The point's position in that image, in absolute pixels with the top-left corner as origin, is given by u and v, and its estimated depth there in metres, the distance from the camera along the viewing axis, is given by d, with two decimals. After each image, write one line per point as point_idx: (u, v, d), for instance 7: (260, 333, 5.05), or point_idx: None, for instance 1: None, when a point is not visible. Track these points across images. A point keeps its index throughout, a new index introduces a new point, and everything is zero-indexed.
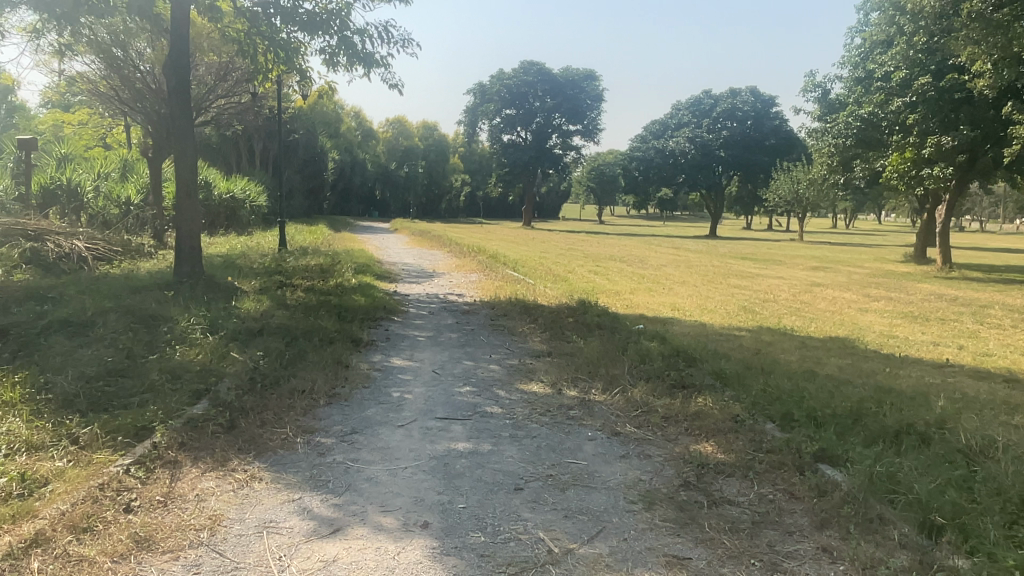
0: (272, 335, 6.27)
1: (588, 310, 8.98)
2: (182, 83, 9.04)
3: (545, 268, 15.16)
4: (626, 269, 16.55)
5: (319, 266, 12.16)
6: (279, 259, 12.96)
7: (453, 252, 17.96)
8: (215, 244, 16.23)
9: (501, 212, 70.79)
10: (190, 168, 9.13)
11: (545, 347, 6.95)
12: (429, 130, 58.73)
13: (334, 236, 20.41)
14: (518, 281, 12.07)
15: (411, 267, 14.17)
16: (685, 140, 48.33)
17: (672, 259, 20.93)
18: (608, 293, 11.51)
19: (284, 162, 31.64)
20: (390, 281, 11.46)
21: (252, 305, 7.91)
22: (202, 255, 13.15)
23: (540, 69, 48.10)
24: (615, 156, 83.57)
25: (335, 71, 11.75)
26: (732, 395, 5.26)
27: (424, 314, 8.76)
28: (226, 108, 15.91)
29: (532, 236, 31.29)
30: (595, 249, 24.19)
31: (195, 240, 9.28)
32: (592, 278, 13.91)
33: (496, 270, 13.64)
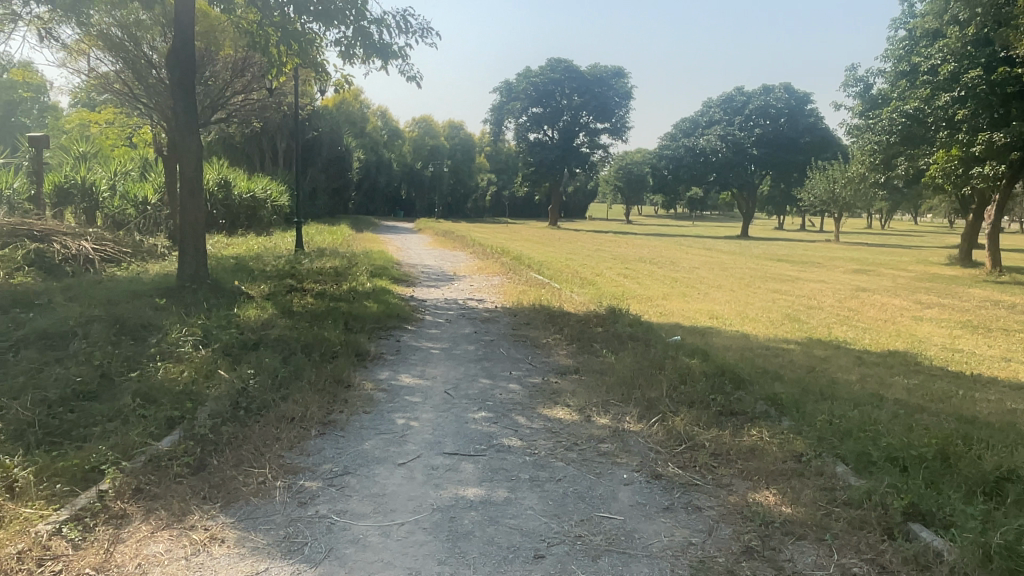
0: (269, 349, 5.64)
1: (619, 319, 8.26)
2: (185, 76, 8.48)
3: (572, 271, 14.45)
4: (658, 273, 15.75)
5: (334, 269, 11.57)
6: (294, 261, 12.40)
7: (477, 253, 17.31)
8: (232, 245, 15.76)
9: (527, 212, 70.09)
10: (194, 165, 8.58)
11: (572, 363, 6.24)
12: (456, 130, 58.30)
13: (355, 236, 19.89)
14: (544, 286, 11.37)
15: (432, 269, 13.53)
16: (716, 138, 47.21)
17: (705, 261, 20.06)
18: (639, 299, 10.77)
19: (307, 161, 31.26)
20: (408, 285, 10.82)
21: (254, 313, 7.30)
22: (215, 257, 12.66)
23: (567, 67, 47.25)
24: (643, 155, 82.38)
25: (351, 64, 11.12)
26: (792, 426, 4.53)
27: (441, 322, 8.10)
28: (243, 105, 15.40)
29: (559, 237, 30.56)
30: (624, 251, 23.38)
31: (200, 242, 8.72)
32: (622, 282, 13.16)
33: (520, 273, 12.95)
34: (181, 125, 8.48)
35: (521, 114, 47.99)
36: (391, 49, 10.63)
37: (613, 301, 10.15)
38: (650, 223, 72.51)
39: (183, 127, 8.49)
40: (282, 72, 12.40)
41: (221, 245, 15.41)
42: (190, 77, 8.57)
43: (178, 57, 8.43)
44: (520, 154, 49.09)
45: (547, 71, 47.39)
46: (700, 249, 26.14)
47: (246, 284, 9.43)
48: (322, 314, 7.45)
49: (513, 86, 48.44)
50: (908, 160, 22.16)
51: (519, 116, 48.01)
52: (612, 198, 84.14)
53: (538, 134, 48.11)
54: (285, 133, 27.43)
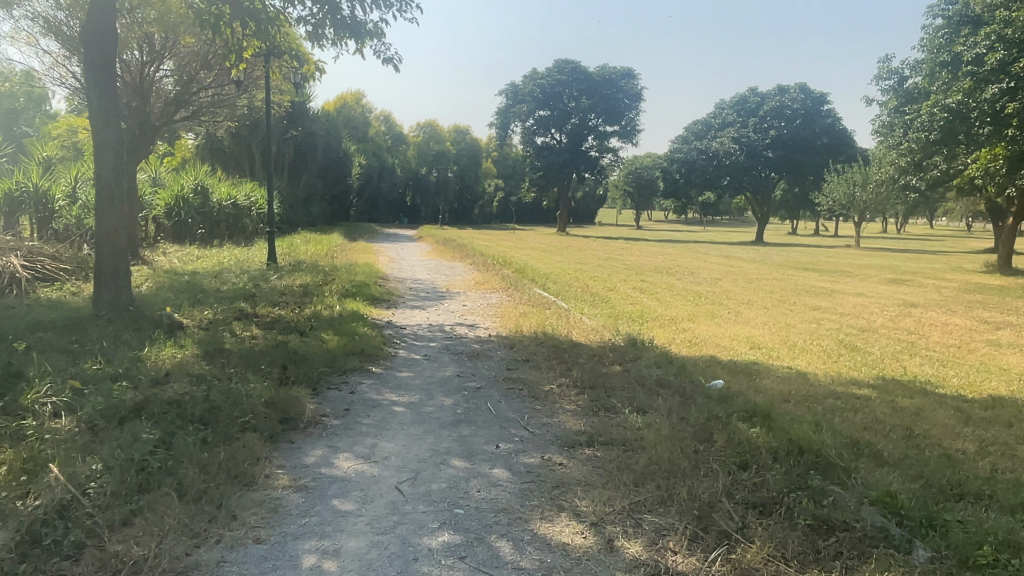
0: (153, 421, 3.97)
1: (644, 353, 6.54)
2: (103, 53, 6.84)
3: (581, 285, 12.77)
4: (679, 286, 14.01)
5: (304, 287, 9.89)
6: (260, 278, 10.73)
7: (476, 264, 15.64)
8: (201, 259, 14.13)
9: (535, 218, 68.38)
10: (111, 164, 6.92)
11: (584, 430, 4.51)
12: (462, 135, 56.91)
13: (344, 246, 18.27)
14: (548, 305, 9.67)
15: (421, 285, 11.84)
16: (730, 140, 45.41)
17: (728, 271, 18.30)
18: (661, 323, 9.03)
19: (300, 166, 29.66)
20: (387, 307, 9.13)
21: (168, 355, 5.61)
22: (173, 275, 11.05)
23: (575, 67, 45.59)
24: (653, 159, 80.58)
25: (321, 47, 9.48)
26: (939, 567, 2.80)
27: (415, 361, 6.36)
28: (213, 101, 13.78)
29: (568, 244, 28.87)
30: (637, 260, 21.66)
31: (122, 261, 7.05)
32: (640, 300, 11.42)
33: (522, 289, 11.23)
34: (95, 113, 6.81)
35: (527, 117, 46.40)
36: (366, 27, 8.98)
37: (632, 326, 8.43)
38: (661, 228, 70.74)
39: (99, 118, 6.83)
40: (244, 58, 10.77)
41: (189, 260, 13.80)
42: (112, 55, 6.95)
43: (93, 30, 6.81)
44: (527, 159, 47.51)
45: (554, 72, 45.83)
46: (718, 257, 24.35)
47: (186, 310, 7.77)
48: (260, 353, 5.76)
49: (519, 88, 46.86)
50: (947, 160, 20.30)
51: (525, 120, 46.41)
52: (621, 203, 82.35)
53: (545, 137, 46.52)
54: (275, 135, 25.88)
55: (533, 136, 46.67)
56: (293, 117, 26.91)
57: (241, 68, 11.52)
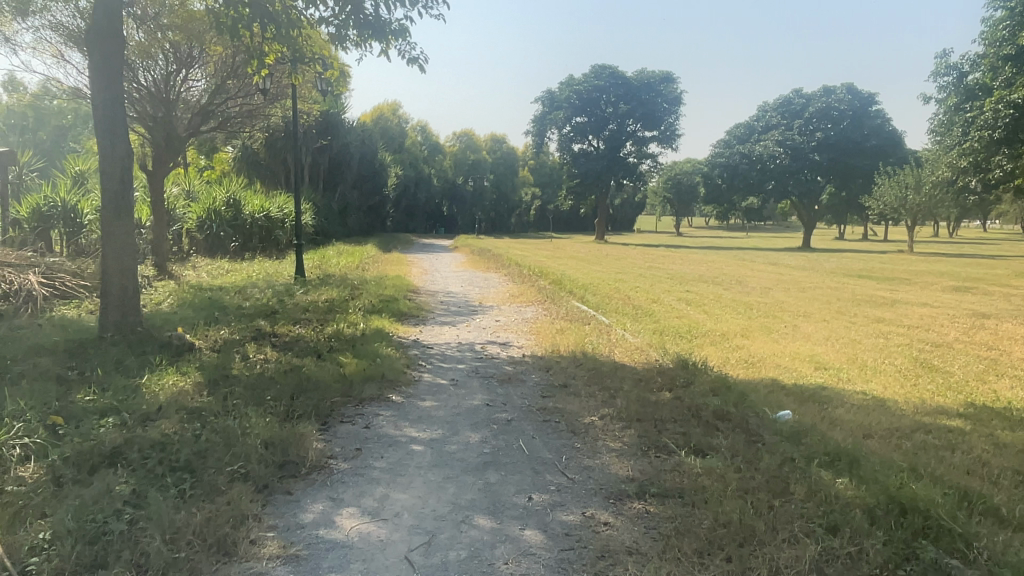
0: (130, 472, 3.40)
1: (697, 377, 5.81)
2: (109, 56, 6.39)
3: (623, 297, 12.03)
4: (726, 297, 13.17)
5: (329, 303, 9.36)
6: (284, 292, 10.26)
7: (512, 275, 15.04)
8: (231, 272, 13.79)
9: (573, 226, 67.59)
10: (118, 175, 6.45)
11: (635, 477, 3.82)
12: (499, 143, 56.61)
13: (377, 258, 17.83)
14: (588, 320, 8.98)
15: (454, 299, 11.25)
16: (774, 144, 44.13)
17: (778, 280, 17.36)
18: (712, 340, 8.26)
19: (336, 177, 29.48)
20: (415, 323, 8.55)
21: (168, 384, 5.08)
22: (198, 291, 10.68)
23: (612, 72, 44.86)
24: (693, 164, 79.16)
25: (345, 50, 8.98)
26: None
27: (441, 386, 5.73)
28: (241, 111, 13.44)
29: (608, 253, 28.11)
30: (679, 268, 20.81)
31: (129, 278, 6.56)
32: (686, 313, 10.64)
33: (560, 302, 10.56)
34: (100, 120, 6.34)
35: (564, 124, 45.79)
36: (390, 26, 8.43)
37: (681, 345, 7.68)
38: (703, 235, 69.28)
39: (105, 126, 6.37)
40: (268, 64, 10.35)
41: (217, 274, 13.48)
42: (120, 59, 6.50)
43: (99, 32, 6.37)
44: (564, 166, 46.87)
45: (591, 77, 45.19)
46: (766, 264, 23.33)
47: (200, 330, 7.28)
48: (268, 381, 5.19)
49: (556, 95, 46.32)
50: (1012, 159, 19.03)
51: (562, 126, 45.83)
52: (661, 210, 81.09)
53: (582, 144, 45.87)
54: (310, 146, 25.68)
55: (570, 143, 46.05)
56: (327, 127, 26.70)
57: (264, 74, 11.12)
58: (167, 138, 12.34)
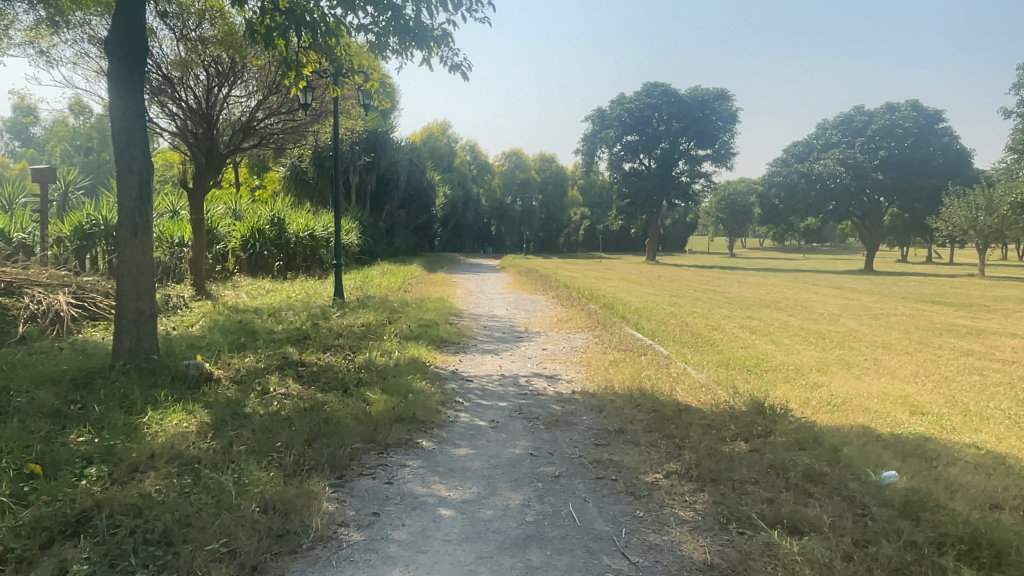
0: (90, 548, 2.78)
1: (777, 426, 4.96)
2: (128, 63, 5.93)
3: (680, 325, 11.18)
4: (792, 325, 12.18)
5: (364, 327, 8.77)
6: (320, 315, 9.73)
7: (561, 298, 14.30)
8: (271, 292, 13.39)
9: (622, 246, 66.48)
10: (136, 191, 5.97)
11: (714, 566, 3.03)
12: (548, 163, 56.13)
13: (420, 279, 17.31)
14: (644, 350, 8.18)
15: (498, 324, 10.55)
16: (834, 162, 42.55)
17: (846, 306, 16.19)
18: (784, 377, 7.37)
19: (383, 196, 29.25)
20: (454, 352, 7.87)
21: (171, 424, 4.49)
22: (232, 313, 10.25)
23: (665, 90, 44.07)
24: (747, 184, 77.34)
25: (385, 60, 8.47)
26: None
27: (478, 429, 5.00)
28: (283, 128, 13.09)
29: (661, 274, 27.11)
30: (738, 291, 19.74)
31: (146, 302, 6.05)
32: (751, 343, 9.73)
33: (612, 329, 9.76)
34: (118, 132, 5.89)
35: (615, 142, 45.07)
36: (432, 32, 7.89)
37: (750, 382, 6.81)
38: (757, 256, 67.31)
39: (123, 138, 5.91)
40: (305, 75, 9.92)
41: (256, 294, 13.09)
42: (142, 68, 6.07)
43: (119, 38, 5.92)
44: (614, 186, 46.12)
45: (642, 95, 44.48)
46: (830, 289, 22.05)
47: (223, 357, 6.73)
48: (281, 422, 4.53)
49: (606, 113, 45.70)
50: None
51: (613, 145, 45.13)
52: (714, 230, 79.32)
53: (633, 163, 45.06)
54: (358, 165, 25.50)
55: (621, 162, 45.29)
56: (375, 146, 26.50)
57: (300, 85, 10.71)
58: (207, 156, 12.06)
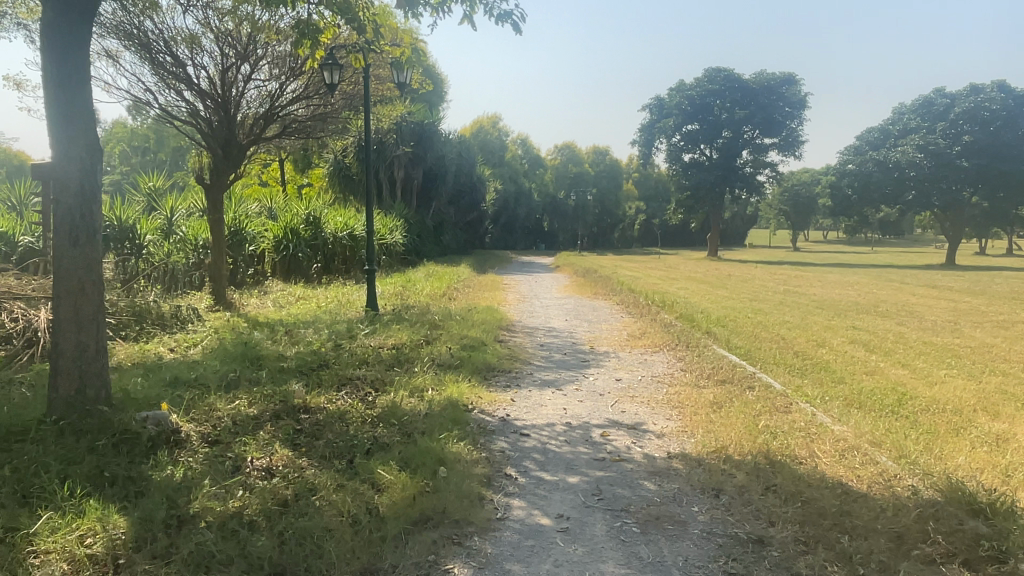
0: None
1: (1020, 545, 3.07)
2: (67, 12, 4.35)
3: (777, 341, 9.24)
4: (909, 338, 10.13)
5: (394, 352, 7.12)
6: (346, 331, 8.18)
7: (627, 304, 12.53)
8: (301, 300, 11.96)
9: (680, 241, 63.94)
10: (78, 185, 4.43)
11: None
12: (601, 156, 54.16)
13: (467, 282, 15.70)
14: (749, 383, 6.32)
15: (557, 341, 8.84)
16: (914, 149, 39.49)
17: (957, 311, 13.95)
18: (951, 426, 5.43)
19: (431, 192, 27.79)
20: (505, 387, 6.16)
21: (65, 539, 2.92)
22: (246, 329, 8.80)
23: (727, 75, 41.67)
24: (812, 175, 73.76)
25: (417, 20, 6.77)
26: None
27: (539, 538, 3.28)
28: (312, 114, 11.56)
29: (729, 273, 24.93)
30: (822, 293, 17.56)
31: (92, 336, 4.53)
32: (875, 368, 7.76)
33: (696, 350, 7.95)
34: (54, 109, 4.34)
35: (674, 132, 42.84)
36: None
37: (914, 439, 4.90)
38: (824, 251, 64.02)
39: (62, 115, 4.36)
40: (324, 43, 8.38)
41: (283, 302, 11.69)
42: (90, 17, 4.49)
43: None
44: (673, 178, 43.90)
45: (703, 82, 42.16)
46: (926, 289, 19.63)
47: (204, 403, 5.16)
48: (230, 543, 2.91)
49: (665, 101, 43.50)
50: None
51: (671, 135, 42.92)
52: (776, 224, 75.99)
53: (693, 153, 42.83)
54: (404, 160, 24.07)
55: (680, 153, 43.12)
56: (422, 140, 25.01)
57: (318, 54, 9.10)
58: (224, 146, 10.67)
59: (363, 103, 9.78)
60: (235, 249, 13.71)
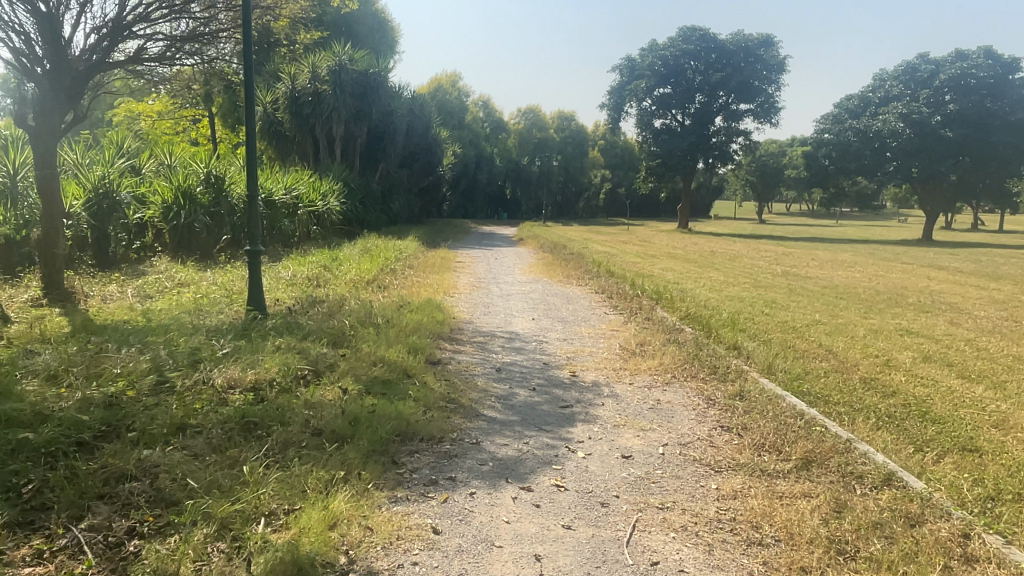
0: None
1: None
2: None
3: (828, 361, 6.54)
4: (988, 350, 7.53)
5: (245, 404, 4.16)
6: (194, 351, 5.23)
7: (611, 293, 9.76)
8: (178, 288, 8.94)
9: (647, 211, 61.55)
10: None
11: None
12: (566, 121, 51.20)
13: (410, 260, 12.77)
14: (861, 476, 3.60)
15: (523, 360, 6.03)
16: (897, 118, 37.10)
17: (1000, 304, 11.46)
18: None
19: (377, 152, 24.55)
20: (423, 488, 3.32)
21: None
22: (45, 342, 5.76)
23: (704, 34, 38.79)
24: (780, 146, 71.98)
25: None
26: None
27: None
28: (185, 35, 8.40)
29: (711, 249, 22.36)
30: (827, 275, 14.99)
31: None
32: (1004, 415, 5.11)
33: (733, 385, 5.24)
34: None
35: (645, 95, 40.03)
36: None
37: None
38: (791, 223, 62.38)
39: None
40: None
41: (151, 291, 8.68)
42: None
43: None
44: (642, 145, 41.23)
45: (678, 41, 39.29)
46: (936, 271, 17.24)
47: None
48: None
49: (636, 62, 40.53)
50: None
51: (643, 99, 40.13)
52: (742, 195, 74.17)
53: (665, 119, 40.21)
54: (344, 115, 20.76)
55: (650, 119, 40.42)
56: (366, 92, 21.66)
57: None
58: (51, 74, 7.50)
59: (247, 39, 6.56)
60: (104, 218, 10.55)
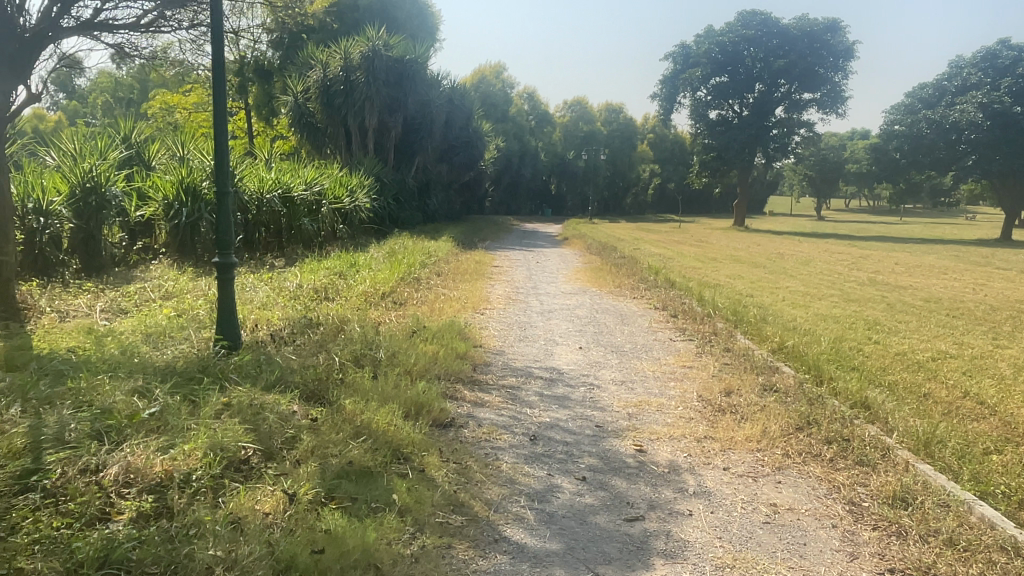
0: None
1: None
2: None
3: (990, 424, 4.73)
4: None
5: (129, 526, 2.59)
6: (104, 410, 3.68)
7: (676, 311, 8.05)
8: (159, 301, 7.53)
9: (698, 207, 59.02)
10: None
11: None
12: (615, 113, 49.14)
13: (439, 265, 11.25)
14: None
15: (568, 420, 4.39)
16: (976, 108, 34.07)
17: None
18: None
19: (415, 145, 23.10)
20: None
21: None
22: None
23: (765, 19, 36.34)
24: (841, 139, 68.32)
25: None
26: None
27: None
28: None
29: (776, 251, 20.32)
30: (922, 285, 12.91)
31: None
32: None
33: (879, 476, 3.54)
34: None
35: (700, 85, 37.84)
36: None
37: None
38: (852, 221, 59.06)
39: None
40: None
41: (126, 305, 7.29)
42: None
43: None
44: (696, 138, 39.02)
45: (736, 27, 36.92)
46: None
47: None
48: None
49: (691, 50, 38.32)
50: None
51: (697, 88, 37.92)
52: (799, 190, 70.74)
53: (721, 110, 37.94)
54: (378, 104, 19.29)
55: (705, 110, 38.20)
56: (402, 80, 20.18)
57: None
58: None
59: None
60: (90, 217, 9.23)
